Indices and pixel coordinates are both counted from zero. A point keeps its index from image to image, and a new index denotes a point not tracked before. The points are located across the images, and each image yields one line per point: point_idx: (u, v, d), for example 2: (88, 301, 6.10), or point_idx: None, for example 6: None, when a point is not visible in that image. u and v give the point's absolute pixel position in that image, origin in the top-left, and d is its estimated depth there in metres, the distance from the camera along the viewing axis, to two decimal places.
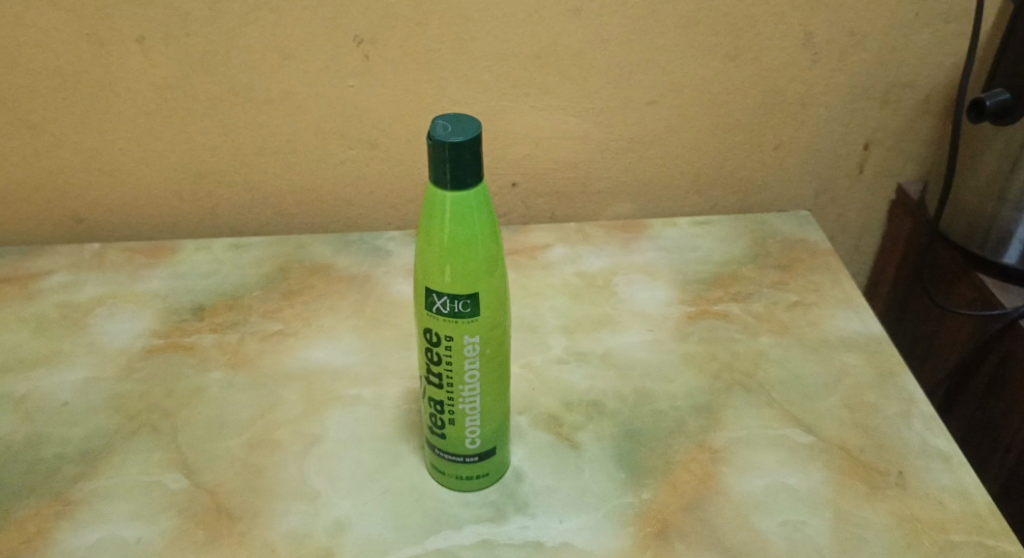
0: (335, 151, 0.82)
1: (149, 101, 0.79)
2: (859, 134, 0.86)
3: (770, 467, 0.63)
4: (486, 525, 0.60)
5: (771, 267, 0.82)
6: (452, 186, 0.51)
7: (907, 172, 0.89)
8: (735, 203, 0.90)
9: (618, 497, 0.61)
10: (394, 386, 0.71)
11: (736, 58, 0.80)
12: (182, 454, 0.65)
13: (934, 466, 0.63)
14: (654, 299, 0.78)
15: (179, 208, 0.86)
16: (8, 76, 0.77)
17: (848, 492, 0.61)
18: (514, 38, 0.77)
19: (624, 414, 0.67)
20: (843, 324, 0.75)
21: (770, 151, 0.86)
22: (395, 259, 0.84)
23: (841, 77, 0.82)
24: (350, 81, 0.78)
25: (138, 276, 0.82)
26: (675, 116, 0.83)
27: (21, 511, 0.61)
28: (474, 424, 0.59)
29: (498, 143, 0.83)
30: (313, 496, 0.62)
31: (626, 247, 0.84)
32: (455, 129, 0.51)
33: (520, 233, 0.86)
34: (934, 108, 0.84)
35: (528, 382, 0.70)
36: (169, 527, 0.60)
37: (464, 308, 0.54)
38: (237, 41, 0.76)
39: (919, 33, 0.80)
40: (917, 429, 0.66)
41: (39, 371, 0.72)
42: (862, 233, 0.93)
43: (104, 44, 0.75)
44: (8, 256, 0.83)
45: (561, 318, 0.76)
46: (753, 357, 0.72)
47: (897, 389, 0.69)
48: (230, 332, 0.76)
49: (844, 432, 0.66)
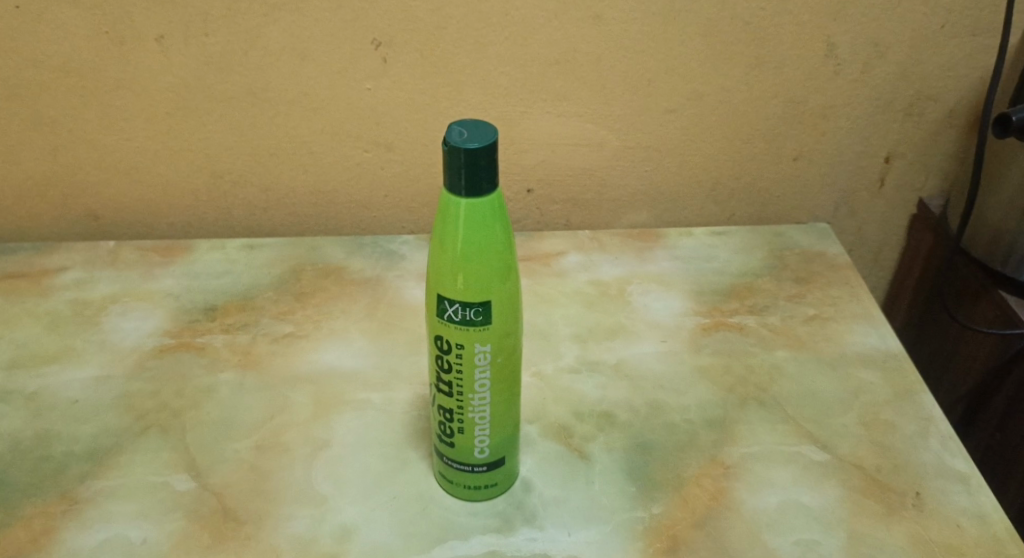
0: (350, 153, 0.82)
1: (167, 100, 0.78)
2: (881, 146, 0.84)
3: (783, 484, 0.62)
4: (494, 536, 0.59)
5: (789, 280, 0.81)
6: (467, 193, 0.51)
7: (929, 186, 0.87)
8: (752, 214, 0.88)
9: (628, 511, 0.60)
10: (404, 391, 0.70)
11: (757, 67, 0.79)
12: (191, 455, 0.65)
13: (952, 487, 0.62)
14: (668, 309, 0.77)
15: (194, 207, 0.85)
16: (27, 73, 0.77)
17: (863, 513, 0.60)
18: (533, 44, 0.76)
19: (635, 426, 0.66)
20: (860, 339, 0.74)
21: (790, 162, 0.85)
22: (408, 263, 0.83)
23: (863, 88, 0.80)
24: (367, 84, 0.78)
25: (152, 274, 0.82)
26: (695, 125, 0.82)
27: (28, 509, 0.61)
28: (483, 433, 0.58)
29: (515, 149, 0.82)
30: (319, 501, 0.62)
31: (640, 256, 0.84)
32: (471, 134, 0.50)
33: (535, 239, 0.85)
34: (957, 122, 0.83)
35: (539, 391, 0.69)
36: (175, 529, 0.60)
37: (476, 316, 0.54)
38: (256, 42, 0.75)
39: (945, 46, 0.79)
40: (935, 449, 0.65)
41: (50, 368, 0.72)
42: (882, 246, 0.92)
43: (123, 42, 0.75)
44: (23, 252, 0.84)
45: (573, 326, 0.76)
46: (768, 372, 0.71)
47: (916, 407, 0.68)
48: (241, 333, 0.75)
49: (860, 450, 0.65)
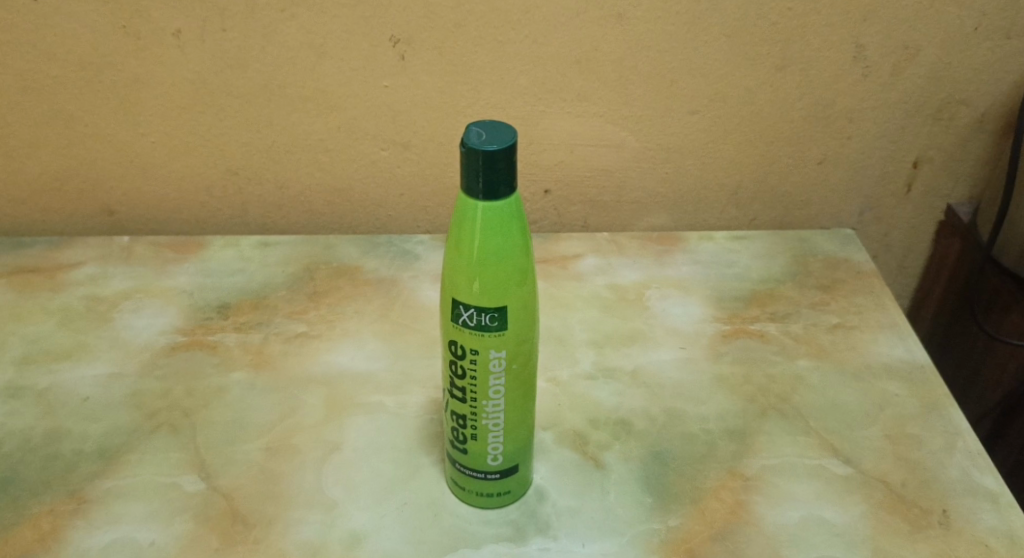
0: (366, 152, 0.81)
1: (183, 96, 0.78)
2: (908, 151, 0.82)
3: (805, 500, 0.60)
4: (506, 545, 0.58)
5: (811, 287, 0.79)
6: (484, 196, 0.50)
7: (957, 192, 0.85)
8: (774, 218, 0.87)
9: (645, 523, 0.59)
10: (417, 395, 0.69)
11: (782, 69, 0.77)
12: (201, 456, 0.64)
13: (980, 506, 0.60)
14: (687, 316, 0.76)
15: (208, 203, 0.84)
16: (44, 67, 0.76)
17: (886, 530, 0.59)
18: (553, 42, 0.75)
19: (653, 435, 0.65)
20: (884, 350, 0.72)
21: (814, 166, 0.83)
22: (422, 263, 0.82)
23: (892, 91, 0.79)
24: (384, 82, 0.77)
25: (165, 271, 0.81)
26: (717, 127, 0.80)
27: (36, 508, 0.60)
28: (497, 441, 0.57)
29: (533, 149, 0.81)
30: (329, 506, 0.60)
31: (659, 260, 0.82)
32: (489, 136, 0.49)
33: (552, 241, 0.84)
34: (989, 127, 0.81)
35: (554, 398, 0.68)
36: (183, 531, 0.59)
37: (491, 322, 0.52)
38: (272, 37, 0.74)
39: (977, 49, 0.77)
40: (961, 464, 0.63)
41: (62, 364, 0.71)
42: (907, 253, 0.90)
43: (141, 37, 0.74)
44: (37, 247, 0.83)
45: (590, 331, 0.74)
46: (790, 382, 0.69)
47: (943, 422, 0.66)
48: (253, 332, 0.74)
49: (884, 465, 0.63)
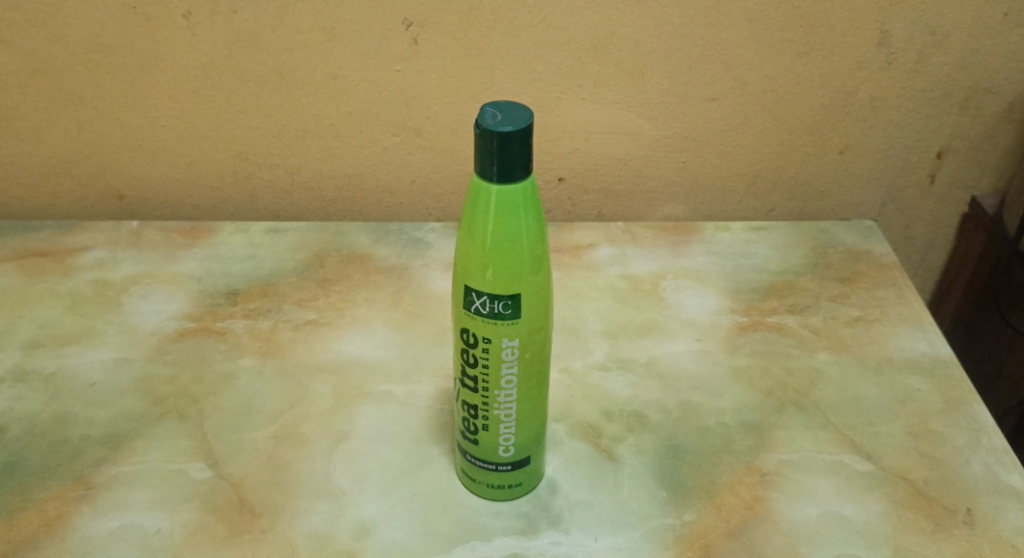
0: (378, 138, 0.80)
1: (194, 78, 0.76)
2: (933, 141, 0.81)
3: (825, 496, 0.59)
4: (517, 538, 0.57)
5: (831, 279, 0.77)
6: (498, 179, 0.48)
7: (983, 184, 0.83)
8: (794, 209, 0.85)
9: (659, 518, 0.58)
10: (427, 384, 0.68)
11: (804, 55, 0.75)
12: (208, 444, 0.63)
13: (1006, 504, 0.58)
14: (703, 307, 0.74)
15: (218, 188, 0.83)
16: (53, 48, 0.75)
17: (908, 528, 0.57)
18: (569, 26, 0.73)
19: (668, 428, 0.64)
20: (907, 344, 0.71)
21: (835, 155, 0.81)
22: (434, 251, 0.81)
23: (918, 79, 0.77)
24: (397, 67, 0.75)
25: (175, 256, 0.80)
26: (736, 115, 0.78)
27: (42, 493, 0.59)
28: (509, 432, 0.56)
29: (547, 136, 0.79)
30: (338, 495, 0.59)
31: (675, 250, 0.81)
32: (504, 117, 0.47)
33: (565, 230, 0.83)
34: (1017, 115, 0.79)
35: (567, 389, 0.67)
36: (191, 519, 0.58)
37: (505, 310, 0.51)
38: (284, 19, 0.73)
39: (1007, 36, 0.75)
40: (986, 461, 0.61)
41: (69, 349, 0.71)
42: (929, 246, 0.88)
43: (150, 18, 0.73)
44: (45, 231, 0.82)
45: (604, 321, 0.73)
46: (808, 375, 0.68)
47: (967, 418, 0.64)
48: (262, 319, 0.73)
49: (905, 462, 0.61)
